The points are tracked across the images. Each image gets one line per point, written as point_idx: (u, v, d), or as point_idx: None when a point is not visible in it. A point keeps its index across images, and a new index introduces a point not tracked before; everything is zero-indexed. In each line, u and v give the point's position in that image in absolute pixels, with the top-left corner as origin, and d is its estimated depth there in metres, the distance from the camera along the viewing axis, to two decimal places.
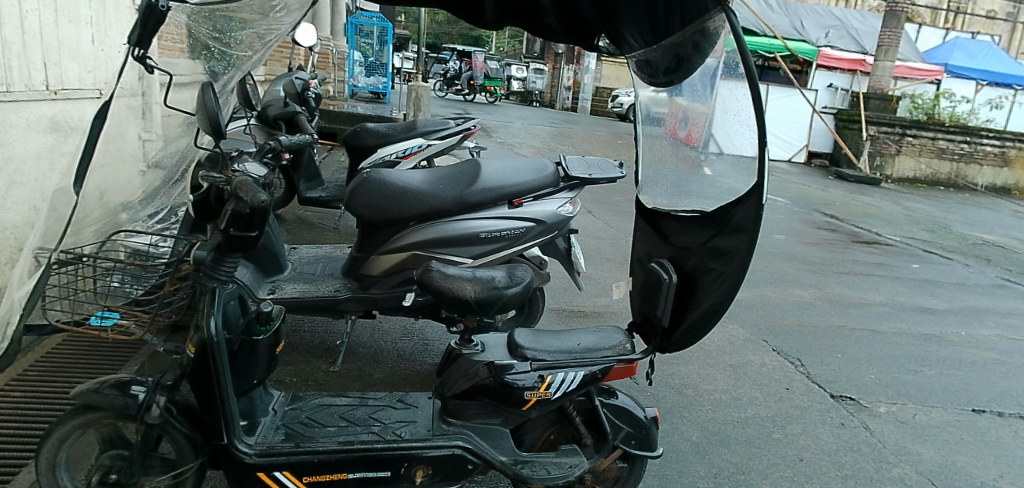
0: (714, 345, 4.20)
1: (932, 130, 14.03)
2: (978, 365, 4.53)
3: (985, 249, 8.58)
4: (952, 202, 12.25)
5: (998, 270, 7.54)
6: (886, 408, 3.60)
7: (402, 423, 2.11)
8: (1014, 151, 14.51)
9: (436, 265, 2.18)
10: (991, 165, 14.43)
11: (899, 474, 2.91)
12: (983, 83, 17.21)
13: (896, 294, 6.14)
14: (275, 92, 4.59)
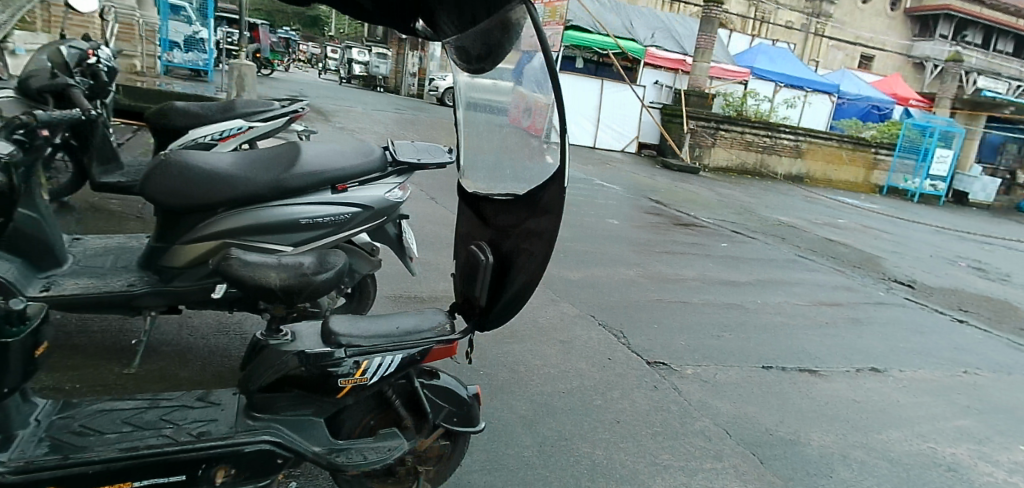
0: (545, 322, 4.41)
1: (741, 125, 15.56)
2: (770, 328, 5.20)
3: (782, 229, 9.76)
4: (754, 189, 13.80)
5: (790, 247, 8.61)
6: (692, 370, 4.01)
7: (201, 423, 1.98)
8: (806, 145, 16.56)
9: (240, 256, 2.07)
10: (789, 156, 16.43)
11: (700, 427, 3.26)
12: (781, 86, 19.41)
13: (708, 270, 6.83)
14: (39, 61, 4.00)
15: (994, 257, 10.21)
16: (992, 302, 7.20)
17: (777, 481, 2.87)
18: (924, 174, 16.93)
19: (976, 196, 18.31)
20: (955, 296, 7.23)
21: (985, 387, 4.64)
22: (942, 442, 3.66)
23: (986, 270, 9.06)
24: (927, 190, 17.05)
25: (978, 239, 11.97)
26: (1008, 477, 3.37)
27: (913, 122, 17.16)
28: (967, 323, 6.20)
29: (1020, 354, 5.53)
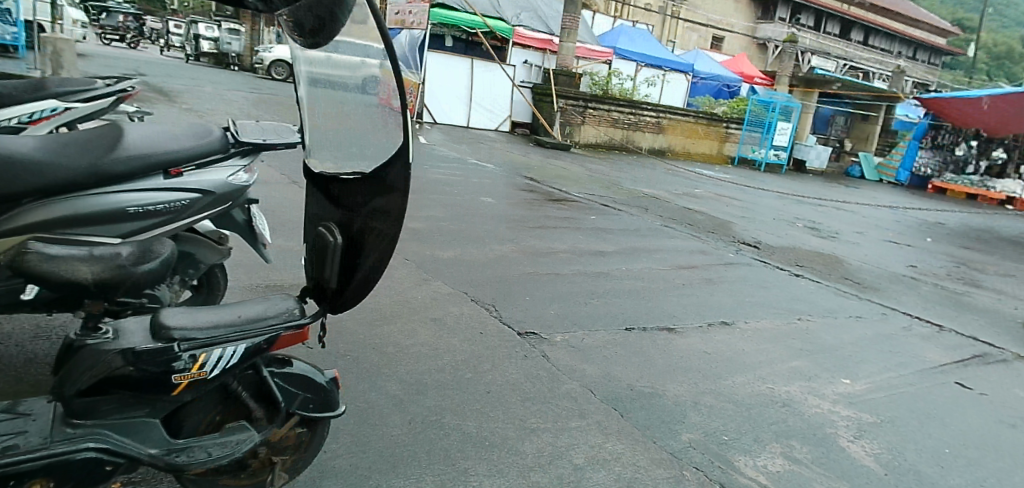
0: (415, 302, 4.37)
1: (608, 104, 16.21)
2: (634, 293, 5.51)
3: (645, 201, 10.32)
4: (620, 163, 14.45)
5: (652, 217, 9.13)
6: (561, 337, 4.17)
7: (5, 437, 1.75)
8: (666, 121, 17.58)
9: (42, 251, 1.97)
10: (651, 132, 17.38)
11: (567, 389, 3.40)
12: (641, 65, 20.37)
13: (577, 242, 7.08)
14: None
15: (826, 218, 11.45)
16: (824, 257, 8.08)
17: (637, 432, 3.07)
18: (769, 145, 18.74)
19: (813, 163, 20.53)
20: (793, 254, 8.03)
21: (817, 332, 5.22)
22: (779, 382, 4.08)
23: (819, 229, 10.14)
24: (772, 159, 19.06)
25: (811, 202, 13.36)
26: (833, 407, 3.83)
27: (758, 98, 18.89)
28: (803, 277, 6.92)
29: (845, 300, 6.27)
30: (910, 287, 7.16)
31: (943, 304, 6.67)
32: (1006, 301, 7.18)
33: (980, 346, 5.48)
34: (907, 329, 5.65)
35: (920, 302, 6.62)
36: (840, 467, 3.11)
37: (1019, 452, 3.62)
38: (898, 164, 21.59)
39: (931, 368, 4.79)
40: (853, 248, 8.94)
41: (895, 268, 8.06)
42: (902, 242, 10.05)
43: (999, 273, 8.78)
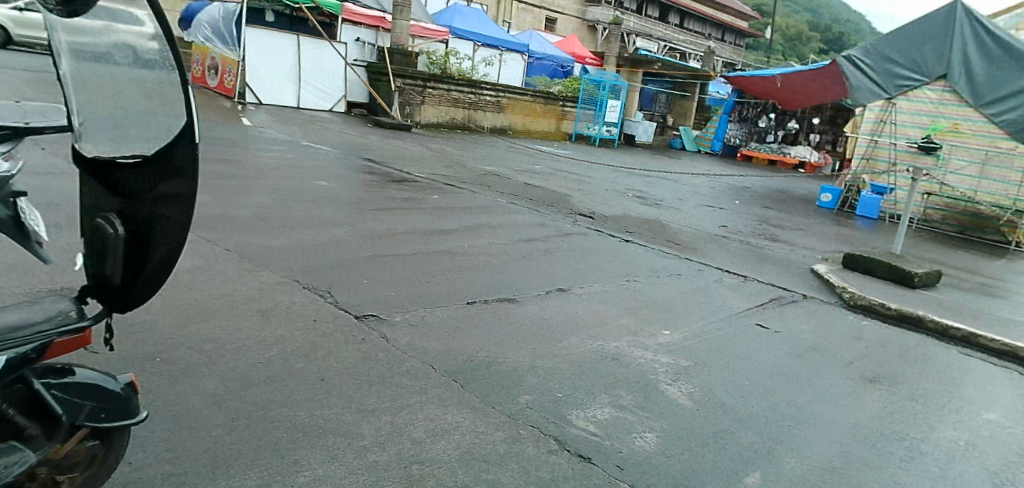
0: (239, 294, 4.10)
1: (446, 84, 16.14)
2: (475, 268, 5.61)
3: (486, 178, 10.47)
4: (462, 142, 14.52)
5: (493, 194, 9.30)
6: (400, 316, 4.14)
7: None
8: (506, 100, 17.94)
9: None
10: (492, 111, 17.64)
11: (407, 367, 3.39)
12: (478, 45, 20.40)
13: (418, 222, 7.02)
14: None
15: (652, 187, 12.37)
16: (650, 223, 8.73)
17: (477, 399, 3.14)
18: (602, 122, 20.08)
19: (640, 138, 22.44)
20: (624, 221, 8.59)
21: (643, 290, 5.66)
22: (609, 338, 4.38)
23: (647, 197, 10.94)
24: (605, 134, 20.35)
25: (638, 173, 14.32)
26: (655, 356, 4.19)
27: (589, 78, 19.86)
28: (632, 242, 7.43)
29: (668, 261, 6.84)
30: (722, 245, 7.98)
31: (747, 258, 7.51)
32: (798, 252, 8.23)
33: (777, 291, 6.27)
34: (718, 282, 6.31)
35: (729, 257, 7.40)
36: (660, 408, 3.42)
37: (803, 378, 4.21)
38: (711, 135, 24.13)
39: (737, 314, 5.40)
40: (675, 213, 9.75)
41: (711, 229, 8.93)
42: (717, 206, 11.13)
43: (792, 228, 10.05)
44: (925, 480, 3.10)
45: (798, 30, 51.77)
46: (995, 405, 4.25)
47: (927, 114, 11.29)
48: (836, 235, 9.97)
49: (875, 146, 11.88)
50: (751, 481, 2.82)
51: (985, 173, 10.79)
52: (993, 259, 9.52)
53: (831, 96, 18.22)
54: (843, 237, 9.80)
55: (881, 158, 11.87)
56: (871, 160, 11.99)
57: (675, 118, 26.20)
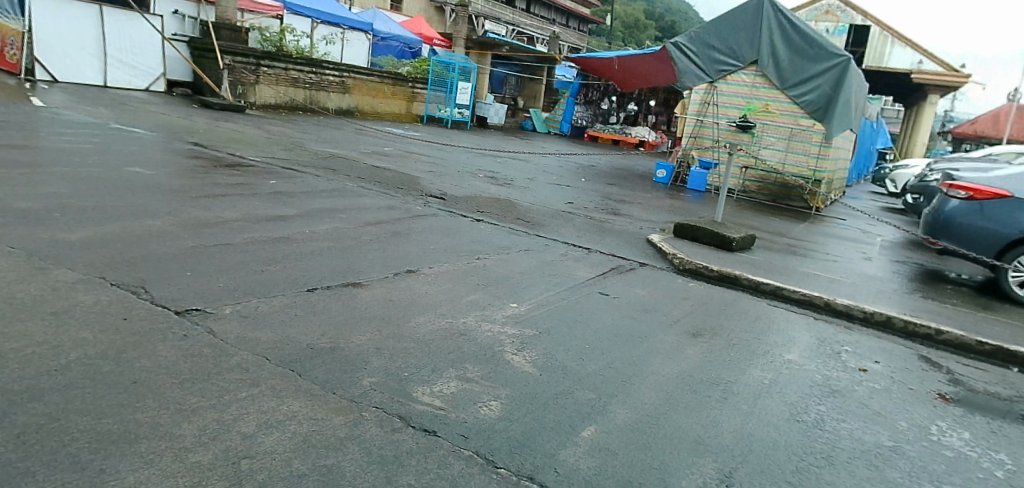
0: (30, 295, 3.61)
1: (283, 62, 15.21)
2: (316, 253, 5.36)
3: (331, 161, 10.02)
4: (302, 124, 13.77)
5: (338, 177, 8.93)
6: (231, 309, 3.86)
7: None
8: (350, 80, 17.28)
9: None
10: (335, 92, 16.92)
11: (236, 361, 3.16)
12: (317, 21, 19.10)
13: (251, 209, 6.56)
14: None
15: (502, 167, 12.56)
16: (500, 202, 8.86)
17: (316, 387, 3.02)
18: (453, 104, 20.27)
19: (493, 120, 22.49)
20: (474, 201, 8.65)
21: (490, 267, 5.74)
22: (457, 315, 4.40)
23: (497, 177, 11.10)
24: (456, 115, 20.62)
25: (489, 153, 14.47)
26: (502, 328, 4.26)
27: (439, 59, 19.67)
28: (482, 222, 7.49)
29: (516, 237, 6.99)
30: (568, 220, 8.31)
31: (591, 232, 7.88)
32: (637, 224, 8.78)
33: (616, 260, 6.65)
34: (564, 255, 6.57)
35: (574, 231, 7.73)
36: (504, 377, 3.49)
37: (637, 337, 4.52)
38: (560, 117, 24.61)
39: (581, 283, 5.65)
40: (524, 192, 9.98)
41: (557, 206, 9.26)
42: (564, 184, 11.55)
43: (632, 203, 10.70)
44: (736, 416, 3.48)
45: (634, 18, 54.85)
46: (793, 347, 4.85)
47: (743, 96, 12.44)
48: (669, 207, 10.77)
49: (702, 126, 12.97)
50: (587, 434, 2.98)
51: (791, 146, 12.13)
52: (795, 223, 10.80)
53: (662, 79, 19.54)
54: (675, 209, 10.60)
55: (707, 137, 13.00)
56: (698, 138, 13.14)
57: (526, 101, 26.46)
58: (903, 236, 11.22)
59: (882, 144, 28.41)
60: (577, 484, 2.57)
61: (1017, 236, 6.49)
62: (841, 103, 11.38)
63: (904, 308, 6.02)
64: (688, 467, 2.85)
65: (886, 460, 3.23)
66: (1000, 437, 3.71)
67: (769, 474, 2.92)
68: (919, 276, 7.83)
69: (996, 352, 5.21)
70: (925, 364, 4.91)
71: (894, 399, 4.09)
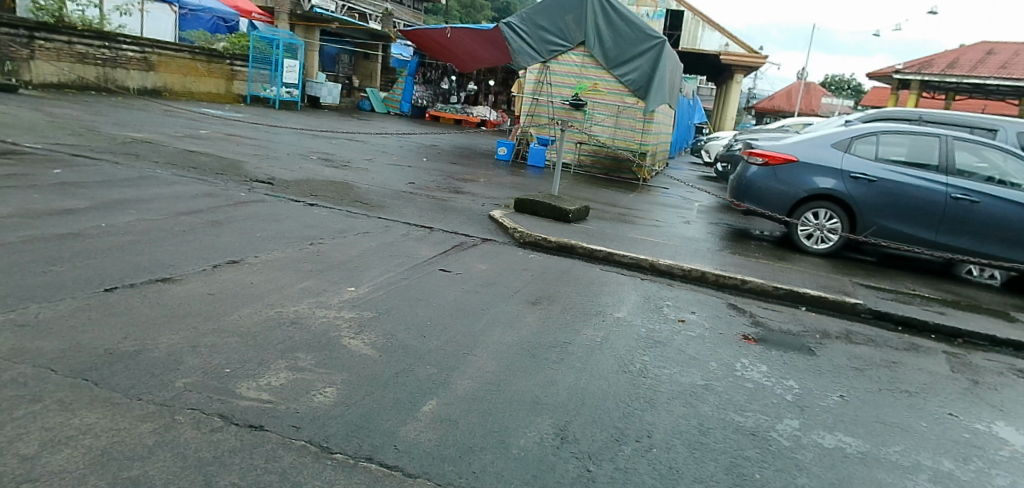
0: None
1: (64, 34, 13.16)
2: (115, 249, 4.80)
3: (135, 147, 9.00)
4: (98, 106, 12.23)
5: (143, 164, 8.03)
6: (4, 318, 3.34)
7: None
8: (154, 56, 15.62)
9: None
10: (137, 69, 15.21)
11: (11, 376, 2.75)
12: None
13: (30, 203, 5.70)
14: None
15: (337, 148, 12.05)
16: (335, 184, 8.49)
17: (117, 395, 2.71)
18: (280, 83, 18.84)
19: (326, 99, 21.34)
20: (306, 185, 8.20)
21: (325, 251, 5.51)
22: (288, 303, 4.17)
23: (331, 159, 10.64)
24: (284, 96, 19.10)
25: (321, 133, 13.81)
26: (338, 313, 4.10)
27: (259, 34, 18.24)
28: (316, 205, 7.14)
29: (353, 220, 6.77)
30: (408, 200, 8.16)
31: (433, 211, 7.81)
32: (479, 201, 8.86)
33: (458, 237, 6.66)
34: (405, 235, 6.45)
35: (414, 211, 7.62)
36: (341, 362, 3.36)
37: (478, 310, 4.59)
38: (399, 97, 24.08)
39: (422, 262, 5.60)
40: (361, 174, 9.66)
41: (397, 186, 9.07)
42: (402, 164, 11.34)
43: (471, 180, 10.77)
44: (569, 374, 3.65)
45: None
46: (622, 305, 5.20)
47: (573, 75, 12.94)
48: (509, 183, 10.99)
49: (537, 104, 13.33)
50: (429, 409, 2.97)
51: (619, 123, 12.92)
52: (624, 193, 11.53)
53: (495, 59, 19.78)
54: (515, 185, 10.84)
55: (543, 114, 13.39)
56: (534, 116, 13.50)
57: (361, 80, 25.06)
58: (716, 201, 12.40)
59: (699, 118, 31.07)
60: (419, 458, 2.56)
61: (803, 195, 7.44)
62: (660, 82, 12.29)
63: (715, 264, 6.67)
64: (526, 426, 2.96)
65: (700, 397, 3.58)
66: (791, 366, 4.26)
67: (599, 423, 3.11)
68: (730, 235, 8.72)
69: (788, 295, 5.97)
70: (732, 311, 5.50)
71: (707, 344, 4.53)
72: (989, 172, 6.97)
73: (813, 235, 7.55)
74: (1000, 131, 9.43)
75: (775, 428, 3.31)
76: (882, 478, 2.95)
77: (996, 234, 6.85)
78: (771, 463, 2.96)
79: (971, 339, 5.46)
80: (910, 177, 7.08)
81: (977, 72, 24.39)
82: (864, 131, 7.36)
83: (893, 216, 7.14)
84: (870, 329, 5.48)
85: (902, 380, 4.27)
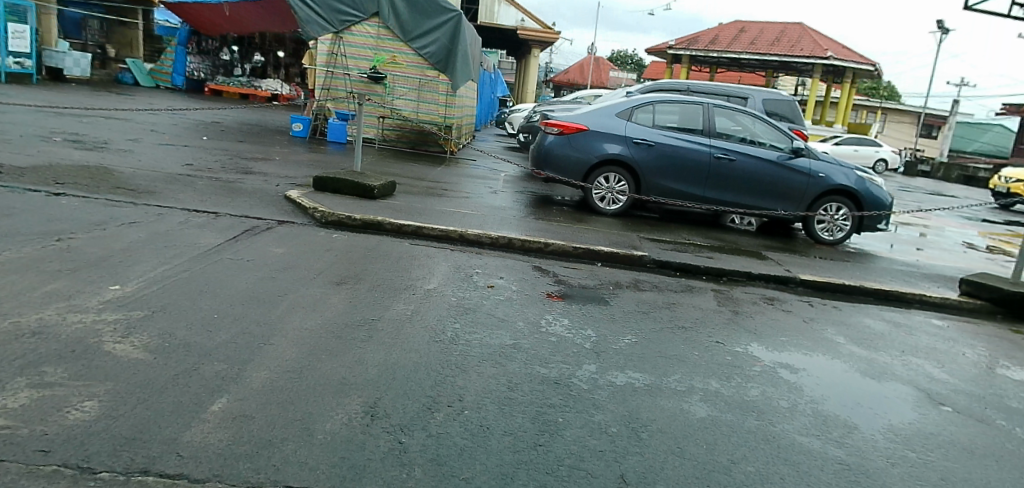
0: None
1: None
2: None
3: None
4: None
5: None
6: None
7: None
8: None
9: None
10: None
11: None
12: None
13: None
14: None
15: (91, 128, 10.46)
16: (90, 170, 7.39)
17: None
18: (5, 52, 15.65)
19: (72, 71, 18.49)
20: (50, 172, 7.00)
21: (79, 247, 4.78)
22: (30, 311, 3.55)
23: (84, 141, 9.22)
24: (12, 67, 15.92)
25: (69, 111, 11.90)
26: (98, 317, 3.58)
27: None
28: (63, 195, 6.16)
29: (116, 209, 5.95)
30: (185, 184, 7.35)
31: (217, 194, 7.14)
32: (272, 181, 8.26)
33: (249, 222, 6.16)
34: (183, 223, 5.82)
35: (194, 196, 6.90)
36: (103, 371, 2.95)
37: (274, 296, 4.30)
38: (170, 68, 21.13)
39: (206, 251, 5.10)
40: (125, 156, 8.51)
41: (170, 169, 8.13)
42: (176, 143, 10.19)
43: (263, 158, 10.03)
44: (379, 350, 3.57)
45: None
46: (432, 277, 5.20)
47: (369, 46, 12.52)
48: (307, 161, 10.42)
49: (332, 77, 12.66)
50: (217, 408, 2.72)
51: (421, 96, 12.76)
52: (429, 166, 11.50)
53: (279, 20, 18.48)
54: (314, 162, 10.31)
55: (338, 88, 12.77)
56: (330, 90, 12.83)
57: (118, 49, 22.06)
58: (519, 171, 12.86)
59: (500, 92, 31.87)
60: (208, 461, 2.34)
61: (595, 161, 7.95)
62: (458, 55, 12.33)
63: (515, 230, 6.92)
64: (331, 410, 2.83)
65: (508, 356, 3.70)
66: (590, 318, 4.58)
67: (409, 395, 3.08)
68: (532, 202, 9.08)
69: (586, 253, 6.39)
70: (537, 272, 5.76)
71: (515, 306, 4.70)
72: (741, 134, 7.99)
73: (605, 197, 8.14)
74: (751, 98, 10.88)
75: (576, 375, 3.53)
76: (663, 404, 3.29)
77: (750, 187, 7.92)
78: (572, 406, 3.15)
79: (733, 277, 6.28)
80: (681, 140, 7.90)
81: (733, 48, 27.91)
82: (642, 101, 8.06)
83: (670, 176, 7.94)
84: (655, 277, 6.07)
85: (680, 318, 4.81)
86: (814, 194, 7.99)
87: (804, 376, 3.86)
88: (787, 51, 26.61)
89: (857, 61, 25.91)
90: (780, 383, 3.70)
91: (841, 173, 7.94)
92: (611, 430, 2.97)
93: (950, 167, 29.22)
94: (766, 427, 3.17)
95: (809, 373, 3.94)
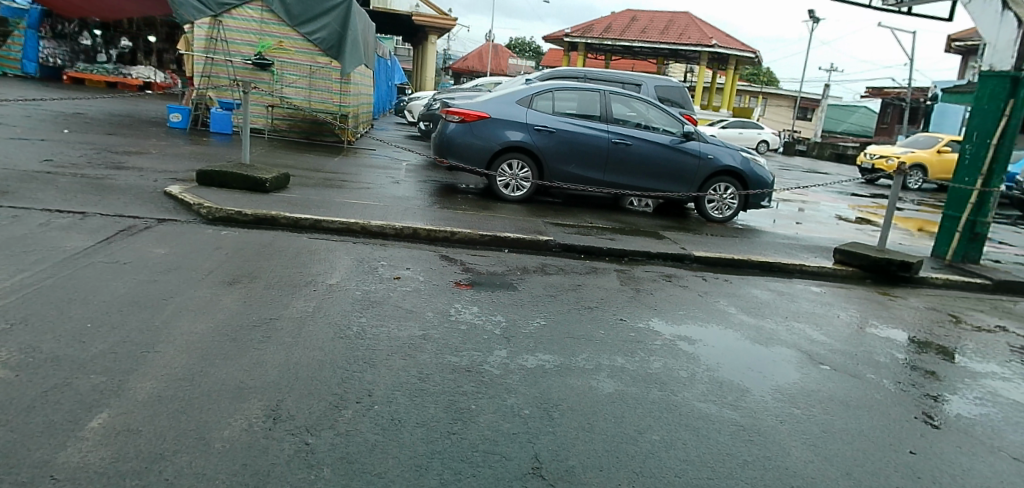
0: None
1: None
2: None
3: None
4: None
5: None
6: None
7: None
8: None
9: None
10: None
11: None
12: None
13: None
14: None
15: None
16: None
17: None
18: None
19: None
20: None
21: None
22: None
23: None
24: None
25: None
26: None
27: None
28: None
29: None
30: (46, 183, 6.69)
31: (86, 192, 6.56)
32: (149, 177, 7.68)
33: (125, 221, 5.70)
34: (45, 225, 5.30)
35: (58, 195, 6.29)
36: None
37: (158, 300, 4.01)
38: (19, 53, 18.79)
39: (75, 255, 4.67)
40: None
41: (28, 166, 7.37)
42: (35, 138, 9.27)
43: (139, 152, 9.32)
44: (279, 351, 3.41)
45: None
46: (334, 271, 5.04)
47: (254, 32, 11.90)
48: (189, 154, 9.78)
49: (214, 65, 11.92)
50: (96, 424, 2.51)
51: (313, 84, 12.27)
52: (326, 157, 11.11)
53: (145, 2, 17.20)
54: (197, 156, 9.69)
55: (223, 76, 12.05)
56: (213, 79, 12.09)
57: None
58: (422, 159, 12.68)
59: (399, 79, 31.29)
60: (85, 482, 2.16)
61: (498, 148, 7.95)
62: (350, 42, 11.93)
63: (418, 219, 6.82)
64: (229, 416, 2.68)
65: (418, 347, 3.64)
66: (498, 304, 4.59)
67: (314, 394, 2.96)
68: (435, 191, 8.98)
69: (492, 240, 6.40)
70: (443, 261, 5.70)
71: (422, 296, 4.63)
72: (636, 119, 8.24)
73: (510, 184, 8.18)
74: (644, 85, 11.24)
75: (487, 361, 3.52)
76: (572, 382, 3.36)
77: (646, 169, 8.21)
78: (484, 392, 3.15)
79: (633, 257, 6.48)
80: (579, 126, 8.05)
81: (626, 35, 28.73)
82: (541, 88, 8.14)
83: (570, 161, 8.08)
84: (560, 260, 6.17)
85: (585, 299, 4.92)
86: (705, 174, 8.37)
87: (701, 346, 4.06)
88: (676, 39, 27.70)
89: (739, 48, 27.36)
90: (679, 355, 3.86)
91: (727, 153, 8.38)
92: (524, 412, 2.99)
93: (824, 146, 31.57)
94: (669, 397, 3.30)
95: (705, 343, 4.13)
